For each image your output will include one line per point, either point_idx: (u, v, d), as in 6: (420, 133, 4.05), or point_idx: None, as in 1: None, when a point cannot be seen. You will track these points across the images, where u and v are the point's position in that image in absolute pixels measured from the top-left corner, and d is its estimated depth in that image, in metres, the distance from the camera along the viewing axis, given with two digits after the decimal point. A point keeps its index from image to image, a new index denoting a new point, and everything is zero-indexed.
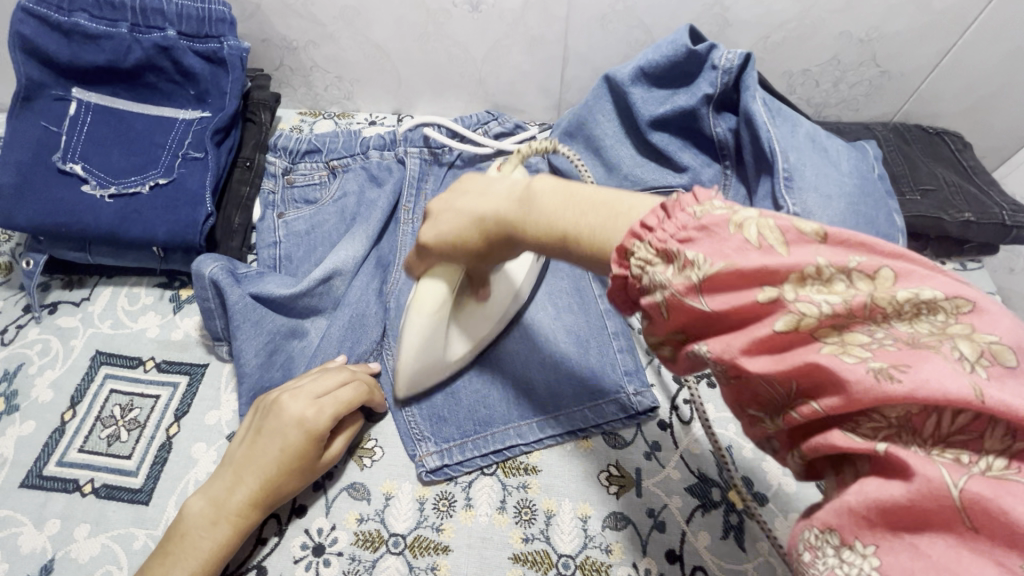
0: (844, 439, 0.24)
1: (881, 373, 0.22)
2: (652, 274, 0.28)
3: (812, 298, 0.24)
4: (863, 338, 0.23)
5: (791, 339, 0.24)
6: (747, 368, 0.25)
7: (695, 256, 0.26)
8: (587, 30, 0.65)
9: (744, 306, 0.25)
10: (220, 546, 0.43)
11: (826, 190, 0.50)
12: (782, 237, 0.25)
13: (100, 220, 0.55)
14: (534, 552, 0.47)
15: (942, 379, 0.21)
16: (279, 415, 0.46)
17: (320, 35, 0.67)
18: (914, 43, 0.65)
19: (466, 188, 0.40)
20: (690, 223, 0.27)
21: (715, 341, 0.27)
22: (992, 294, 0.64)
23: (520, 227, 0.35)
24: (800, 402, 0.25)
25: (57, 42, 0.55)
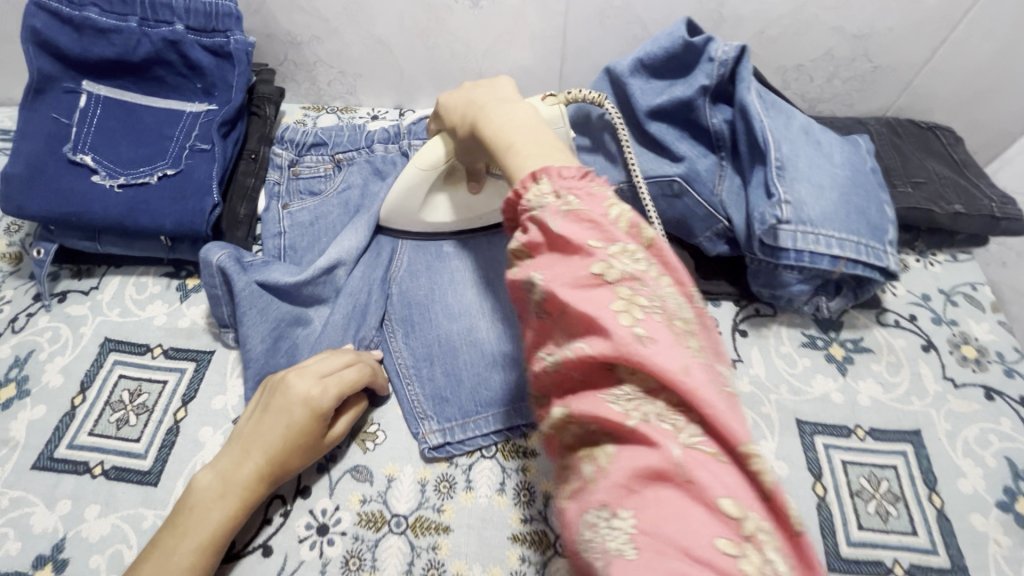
0: (606, 406, 0.28)
1: (640, 337, 0.27)
2: (538, 199, 0.33)
3: (620, 261, 0.30)
4: (646, 302, 0.29)
5: (595, 287, 0.29)
6: (559, 298, 0.30)
7: (574, 201, 0.32)
8: (586, 25, 0.66)
9: (577, 243, 0.30)
10: (229, 519, 0.45)
11: (818, 180, 0.53)
12: (627, 225, 0.31)
13: (109, 210, 0.56)
14: (533, 532, 0.48)
15: (669, 355, 0.27)
16: (286, 393, 0.47)
17: (324, 30, 0.69)
18: (906, 39, 0.66)
19: (487, 85, 0.46)
20: (586, 189, 0.33)
21: (546, 271, 0.31)
22: (981, 285, 0.65)
23: (481, 124, 0.42)
24: (578, 348, 0.29)
25: (68, 36, 0.56)
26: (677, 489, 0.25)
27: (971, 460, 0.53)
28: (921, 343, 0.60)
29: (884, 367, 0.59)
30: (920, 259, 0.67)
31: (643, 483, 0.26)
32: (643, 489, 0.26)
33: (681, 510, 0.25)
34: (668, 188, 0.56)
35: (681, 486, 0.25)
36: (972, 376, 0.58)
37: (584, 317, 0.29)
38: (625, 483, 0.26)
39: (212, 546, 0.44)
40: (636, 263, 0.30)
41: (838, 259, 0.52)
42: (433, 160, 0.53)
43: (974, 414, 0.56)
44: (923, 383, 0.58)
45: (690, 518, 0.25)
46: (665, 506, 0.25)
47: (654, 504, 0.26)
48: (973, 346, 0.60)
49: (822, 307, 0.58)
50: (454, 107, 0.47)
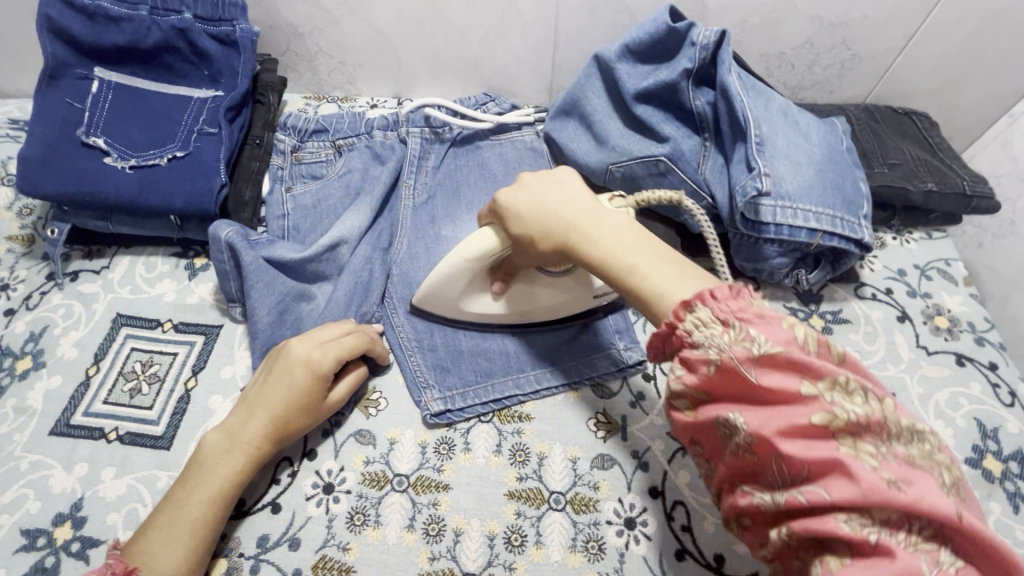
0: (839, 525, 0.29)
1: (890, 482, 0.28)
2: (708, 334, 0.34)
3: (843, 406, 0.30)
4: (872, 446, 0.29)
5: (815, 430, 0.30)
6: (777, 445, 0.31)
7: (755, 334, 0.32)
8: (577, 15, 0.69)
9: (786, 391, 0.31)
10: (238, 472, 0.48)
11: (795, 158, 0.56)
12: (819, 350, 0.32)
13: (122, 190, 0.59)
14: (528, 489, 0.51)
15: (932, 496, 0.27)
16: (287, 356, 0.51)
17: (325, 21, 0.72)
18: (880, 27, 0.70)
19: (565, 192, 0.48)
20: (748, 308, 0.34)
21: (748, 415, 0.33)
22: (954, 261, 0.68)
23: (585, 247, 0.45)
24: (807, 488, 0.30)
25: (81, 24, 0.59)
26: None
27: (942, 420, 0.56)
28: (896, 314, 0.63)
29: (861, 336, 0.62)
30: (896, 237, 0.70)
31: None
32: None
33: None
34: (654, 167, 0.60)
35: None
36: (944, 344, 0.61)
37: (814, 464, 0.30)
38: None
39: (219, 498, 0.47)
40: (861, 401, 0.30)
41: (815, 232, 0.55)
42: (480, 251, 0.52)
43: (945, 378, 0.59)
44: (898, 350, 0.61)
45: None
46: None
47: None
48: (945, 317, 0.63)
49: (801, 279, 0.61)
50: (522, 204, 0.48)
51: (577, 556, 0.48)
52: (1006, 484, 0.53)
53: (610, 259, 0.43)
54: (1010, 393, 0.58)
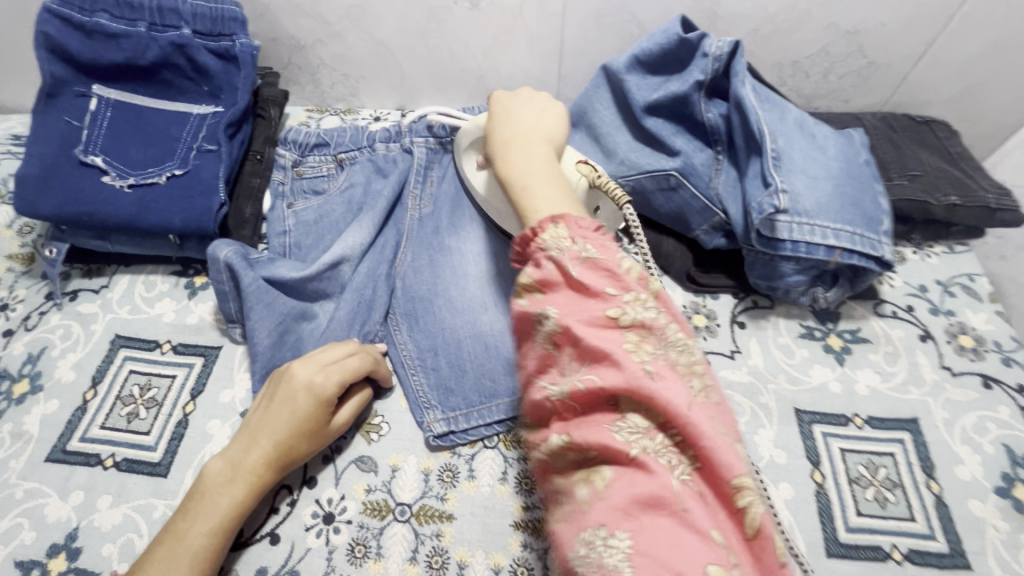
0: (610, 435, 0.30)
1: (651, 377, 0.30)
2: (556, 238, 0.35)
3: (635, 309, 0.32)
4: (650, 351, 0.32)
5: (607, 327, 0.32)
6: (575, 334, 0.32)
7: (586, 246, 0.34)
8: (583, 26, 0.68)
9: (596, 290, 0.33)
10: (240, 502, 0.47)
11: (813, 173, 0.54)
12: (635, 271, 0.34)
13: (120, 210, 0.58)
14: (535, 519, 0.49)
15: (679, 399, 0.30)
16: (289, 381, 0.50)
17: (327, 34, 0.70)
18: (899, 34, 0.67)
19: (531, 113, 0.51)
20: (593, 232, 0.36)
21: (561, 307, 0.33)
22: (978, 277, 0.65)
23: (504, 160, 0.46)
24: (587, 380, 0.31)
25: (79, 41, 0.58)
26: (671, 517, 0.28)
27: (969, 447, 0.54)
28: (918, 333, 0.61)
29: (882, 357, 0.59)
30: (916, 251, 0.68)
31: (641, 509, 0.29)
32: (640, 513, 0.29)
33: (676, 537, 0.28)
34: (664, 182, 0.58)
35: (676, 514, 0.28)
36: (969, 365, 0.59)
37: (598, 357, 0.31)
38: (623, 506, 0.29)
39: (221, 529, 0.46)
40: (649, 311, 0.32)
41: (834, 249, 0.53)
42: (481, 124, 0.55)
43: (971, 402, 0.56)
44: (920, 372, 0.58)
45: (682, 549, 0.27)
46: (658, 529, 0.28)
47: (649, 530, 0.28)
48: (970, 336, 0.61)
49: (818, 297, 0.59)
50: (497, 110, 0.51)
51: None
52: None
53: (512, 176, 0.44)
54: None
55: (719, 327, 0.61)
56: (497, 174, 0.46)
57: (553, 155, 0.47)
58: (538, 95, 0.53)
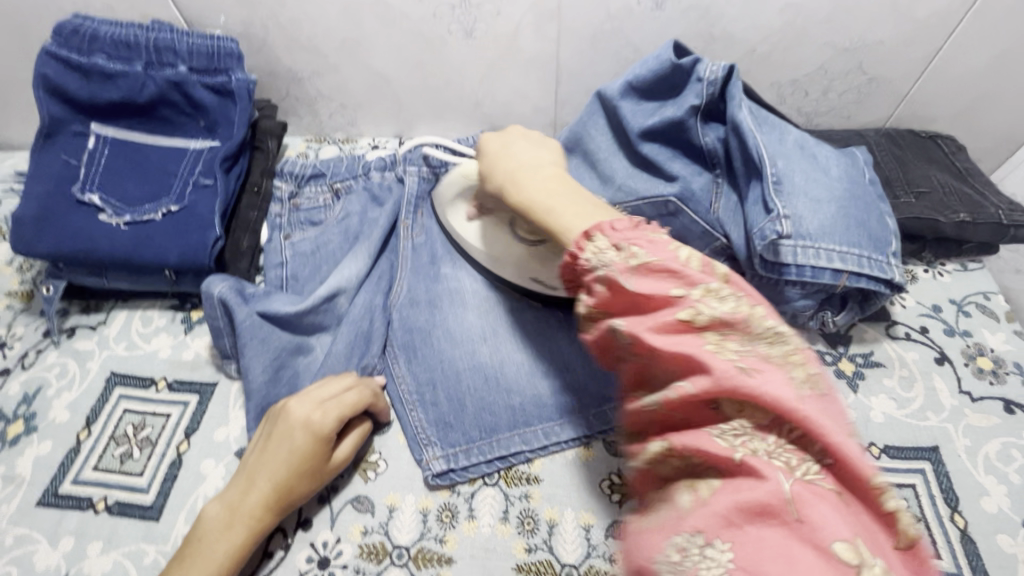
0: (710, 440, 0.31)
1: (744, 370, 0.30)
2: (602, 255, 0.36)
3: (709, 303, 0.32)
4: (737, 346, 0.31)
5: (683, 327, 0.32)
6: (649, 343, 0.33)
7: (637, 250, 0.35)
8: (579, 51, 0.67)
9: (659, 294, 0.34)
10: (234, 547, 0.45)
11: (815, 195, 0.52)
12: (701, 265, 0.34)
13: (116, 246, 0.58)
14: (537, 562, 0.47)
15: (778, 389, 0.29)
16: (286, 419, 0.48)
17: (323, 65, 0.71)
18: (899, 50, 0.66)
19: (527, 149, 0.52)
20: (644, 235, 0.36)
21: (629, 321, 0.34)
22: (992, 295, 0.63)
23: (516, 188, 0.47)
24: (677, 385, 0.32)
25: (77, 82, 0.59)
26: (783, 528, 0.27)
27: (994, 477, 0.51)
28: (934, 356, 0.59)
29: (897, 382, 0.57)
30: (928, 270, 0.66)
31: (746, 519, 0.28)
32: (745, 523, 0.28)
33: (787, 547, 0.27)
34: (664, 208, 0.56)
35: (789, 524, 0.28)
36: (990, 389, 0.56)
37: (679, 356, 0.32)
38: (726, 514, 0.29)
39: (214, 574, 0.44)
40: (727, 303, 0.32)
41: (841, 273, 0.52)
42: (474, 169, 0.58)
43: (994, 429, 0.54)
44: (938, 398, 0.56)
45: (799, 558, 0.26)
46: (768, 542, 0.27)
47: (758, 541, 0.28)
48: (988, 358, 0.58)
49: (827, 321, 0.57)
50: (492, 146, 0.53)
51: None
52: None
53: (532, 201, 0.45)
54: None
55: None
56: (514, 200, 0.47)
57: (564, 173, 0.48)
58: (530, 131, 0.55)
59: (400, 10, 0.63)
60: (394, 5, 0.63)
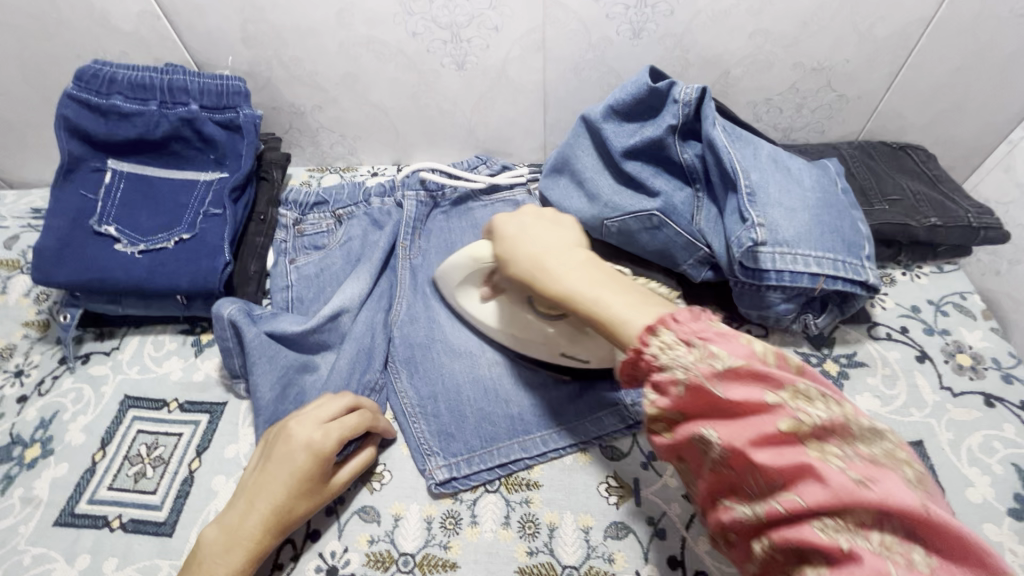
0: (814, 532, 0.30)
1: (859, 482, 0.29)
2: (674, 357, 0.36)
3: (808, 412, 0.31)
4: (840, 450, 0.31)
5: (784, 437, 0.31)
6: (750, 456, 0.32)
7: (716, 351, 0.34)
8: (564, 78, 0.72)
9: (752, 403, 0.33)
10: (235, 565, 0.46)
11: (789, 205, 0.56)
12: (779, 361, 0.34)
13: (130, 274, 0.61)
14: (539, 564, 0.49)
15: (898, 494, 0.29)
16: (287, 441, 0.50)
17: (324, 99, 0.75)
18: (863, 68, 0.71)
19: (544, 233, 0.52)
20: (710, 329, 0.36)
21: (719, 429, 0.34)
22: (968, 294, 0.66)
23: (548, 279, 0.47)
24: (783, 496, 0.31)
25: (96, 121, 0.63)
26: None
27: (978, 468, 0.53)
28: (915, 354, 0.61)
29: (880, 380, 0.59)
30: (905, 273, 0.69)
31: None
32: None
33: None
34: (647, 222, 0.59)
35: None
36: (970, 384, 0.58)
37: (786, 471, 0.31)
38: None
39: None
40: (822, 407, 0.31)
41: (817, 277, 0.55)
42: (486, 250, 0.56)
43: (976, 422, 0.56)
44: (921, 394, 0.58)
45: None
46: None
47: None
48: (967, 354, 0.61)
49: (809, 324, 0.59)
50: (506, 228, 0.53)
51: None
52: None
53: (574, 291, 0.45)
54: None
55: None
56: (550, 292, 0.47)
57: (590, 256, 0.49)
58: (541, 211, 0.56)
59: (396, 46, 0.68)
60: (390, 42, 0.68)
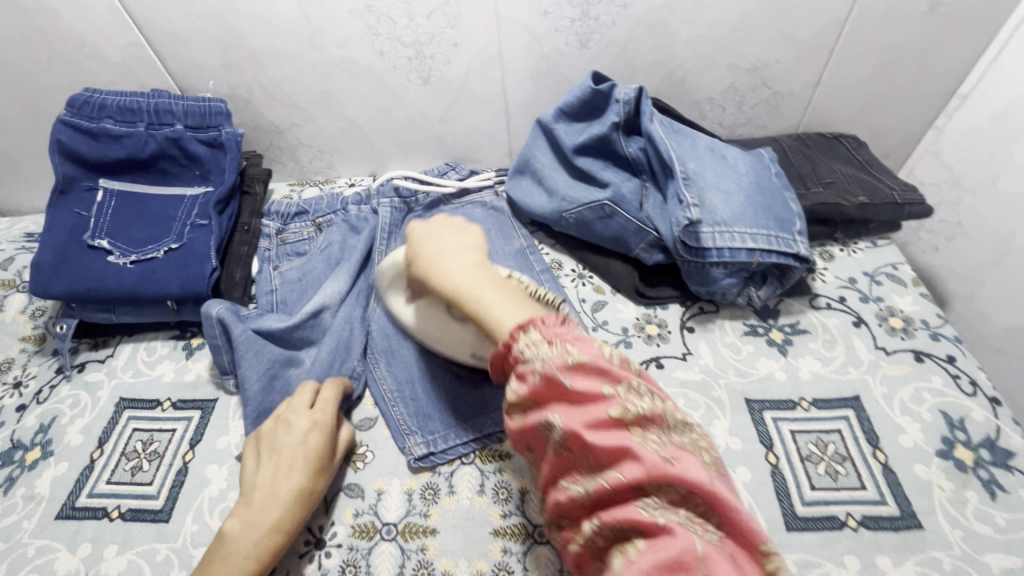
0: (637, 509, 0.37)
1: (665, 459, 0.37)
2: (538, 353, 0.41)
3: (634, 402, 0.40)
4: (655, 436, 0.39)
5: (613, 423, 0.39)
6: (586, 438, 0.39)
7: (571, 349, 0.41)
8: (522, 88, 0.78)
9: (593, 393, 0.40)
10: (268, 549, 0.49)
11: (724, 188, 0.62)
12: (620, 364, 0.41)
13: (123, 282, 0.65)
14: (512, 525, 0.53)
15: (694, 471, 0.37)
16: (293, 429, 0.55)
17: (302, 117, 0.81)
18: (793, 66, 0.78)
19: (449, 238, 0.55)
20: (569, 334, 0.43)
21: (562, 415, 0.40)
22: (899, 264, 0.72)
23: (441, 279, 0.51)
24: (608, 472, 0.38)
25: (88, 144, 0.68)
26: None
27: (909, 416, 0.58)
28: (852, 320, 0.67)
29: (821, 344, 0.65)
30: (844, 249, 0.75)
31: None
32: None
33: None
34: (601, 212, 0.66)
35: None
36: (902, 343, 0.64)
37: (612, 449, 0.38)
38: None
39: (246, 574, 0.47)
40: (645, 401, 0.40)
41: (754, 251, 0.60)
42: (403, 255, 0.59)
43: (907, 375, 0.61)
44: (857, 354, 0.63)
45: None
46: None
47: None
48: (899, 317, 0.66)
49: (753, 297, 0.65)
50: (419, 234, 0.57)
51: None
52: (980, 472, 0.54)
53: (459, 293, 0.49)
54: (971, 382, 0.60)
55: (670, 334, 0.67)
56: (441, 288, 0.51)
57: (484, 261, 0.53)
58: (455, 218, 0.59)
59: (366, 65, 0.74)
60: (360, 61, 0.74)
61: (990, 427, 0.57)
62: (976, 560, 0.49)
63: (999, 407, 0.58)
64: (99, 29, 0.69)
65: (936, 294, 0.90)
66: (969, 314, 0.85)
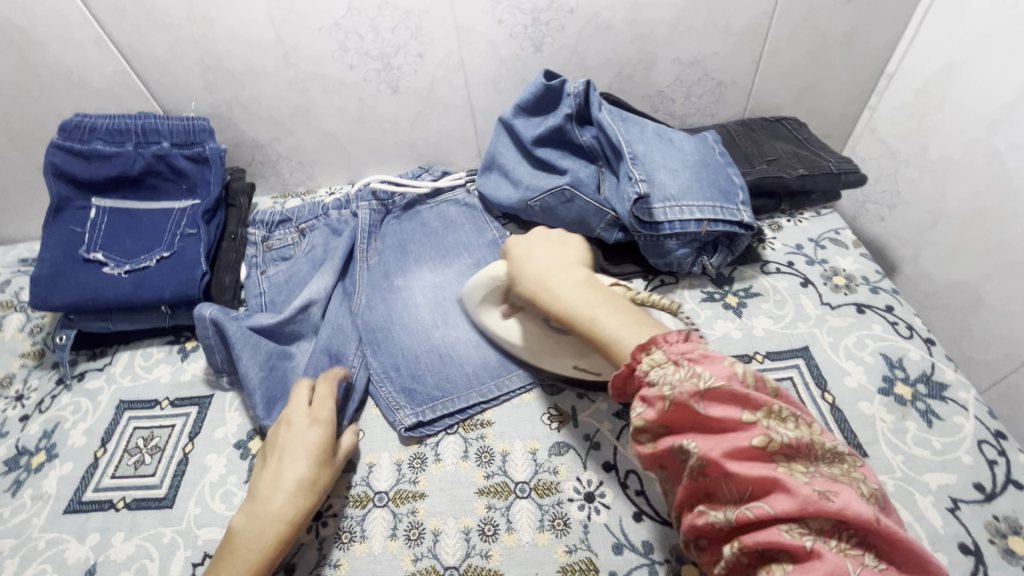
0: (782, 534, 0.36)
1: (822, 493, 0.36)
2: (663, 372, 0.43)
3: (778, 430, 0.39)
4: (803, 468, 0.38)
5: (755, 450, 0.39)
6: (726, 465, 0.39)
7: (703, 371, 0.41)
8: (485, 92, 0.85)
9: (730, 420, 0.40)
10: (275, 538, 0.51)
11: (671, 166, 0.68)
12: (754, 383, 0.41)
13: (119, 291, 0.69)
14: (495, 484, 0.57)
15: (855, 504, 0.35)
16: (296, 427, 0.58)
17: (281, 131, 0.86)
18: (732, 57, 0.85)
19: (550, 257, 0.59)
20: (697, 352, 0.43)
21: (698, 442, 0.41)
22: (840, 229, 0.79)
23: (554, 302, 0.54)
24: (751, 503, 0.38)
25: (80, 165, 0.72)
26: None
27: (853, 360, 0.63)
28: (799, 281, 0.72)
29: (772, 304, 0.70)
30: (790, 220, 0.81)
31: None
32: None
33: None
34: (562, 196, 0.71)
35: None
36: (845, 298, 0.70)
37: (758, 479, 0.38)
38: None
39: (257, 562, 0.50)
40: (792, 429, 0.39)
41: (702, 222, 0.66)
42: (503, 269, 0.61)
43: (850, 325, 0.67)
44: (805, 310, 0.69)
45: None
46: None
47: None
48: (842, 276, 0.72)
49: (707, 265, 0.71)
50: (519, 252, 0.60)
51: (545, 534, 0.53)
52: (917, 404, 0.59)
53: (573, 312, 0.52)
54: (908, 326, 0.66)
55: None
56: (553, 311, 0.54)
57: (589, 277, 0.56)
58: (552, 235, 0.63)
59: (337, 79, 0.80)
60: (331, 76, 0.79)
61: (926, 364, 0.62)
62: (916, 480, 0.53)
63: (934, 347, 0.64)
64: (85, 59, 0.75)
65: (887, 261, 0.96)
66: (916, 275, 0.91)
